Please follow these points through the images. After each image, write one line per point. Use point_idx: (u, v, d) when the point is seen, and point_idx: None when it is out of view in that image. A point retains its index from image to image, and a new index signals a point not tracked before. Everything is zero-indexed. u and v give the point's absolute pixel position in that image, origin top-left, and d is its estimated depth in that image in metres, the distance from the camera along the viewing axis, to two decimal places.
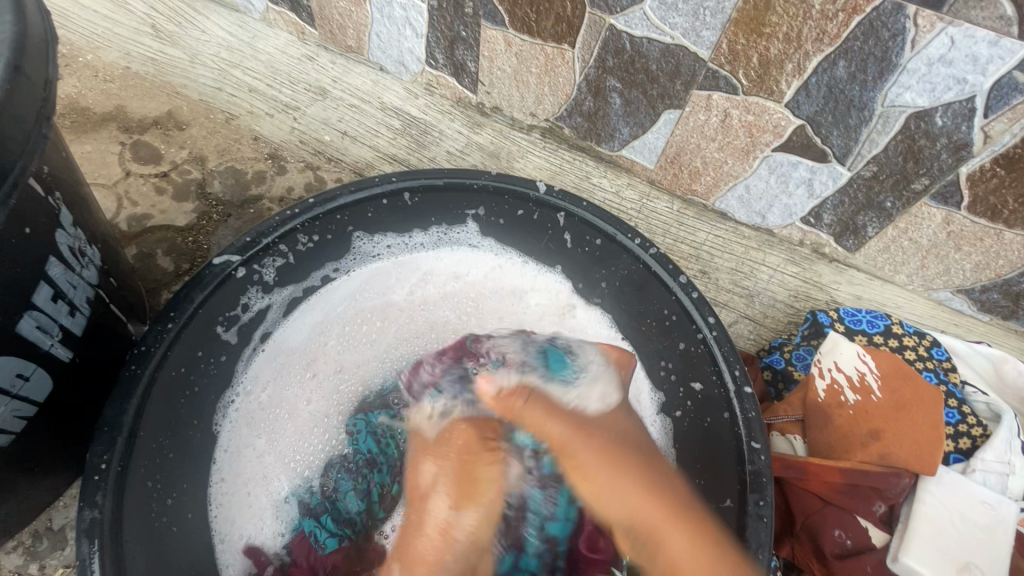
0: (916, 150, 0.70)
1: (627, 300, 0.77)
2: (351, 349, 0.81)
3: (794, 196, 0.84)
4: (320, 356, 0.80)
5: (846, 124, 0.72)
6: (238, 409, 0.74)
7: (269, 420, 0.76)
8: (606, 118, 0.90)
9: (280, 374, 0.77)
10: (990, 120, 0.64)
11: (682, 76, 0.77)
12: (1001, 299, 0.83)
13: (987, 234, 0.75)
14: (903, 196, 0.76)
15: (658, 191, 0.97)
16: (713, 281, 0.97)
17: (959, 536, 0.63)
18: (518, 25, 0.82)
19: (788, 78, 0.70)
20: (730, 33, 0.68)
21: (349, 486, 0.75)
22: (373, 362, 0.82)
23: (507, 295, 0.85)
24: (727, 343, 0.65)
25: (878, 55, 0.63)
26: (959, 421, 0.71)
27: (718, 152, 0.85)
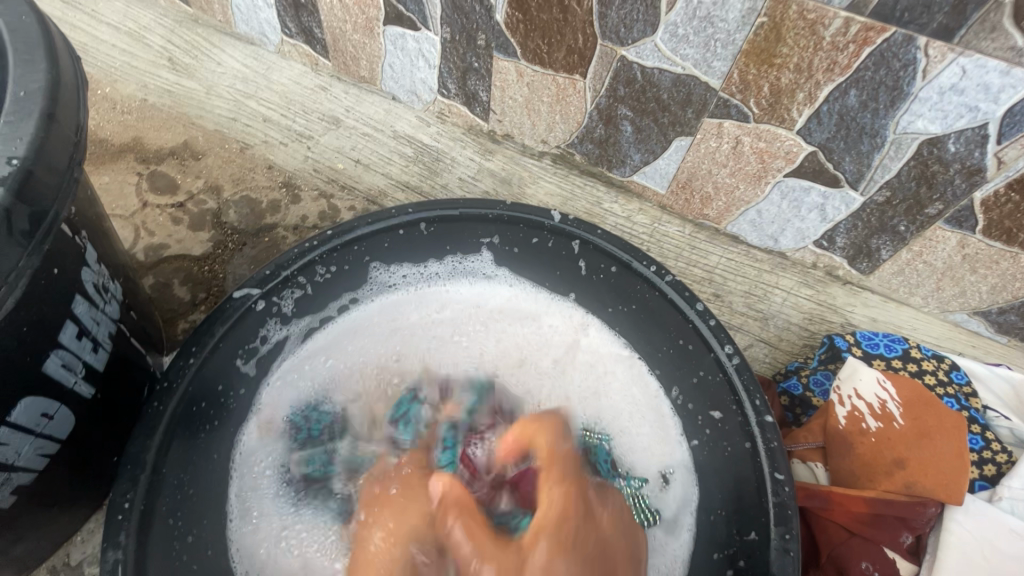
0: (929, 175, 0.71)
1: (641, 327, 0.77)
2: (347, 384, 0.77)
3: (807, 219, 0.85)
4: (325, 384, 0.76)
5: (858, 150, 0.72)
6: (245, 455, 0.71)
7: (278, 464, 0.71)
8: (617, 145, 0.91)
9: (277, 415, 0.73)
10: (1004, 146, 0.64)
11: (693, 105, 0.78)
12: (1019, 321, 0.82)
13: (1003, 257, 0.75)
14: (917, 220, 0.77)
15: (670, 215, 0.97)
16: (727, 306, 0.96)
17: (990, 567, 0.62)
18: (530, 56, 0.84)
19: (799, 107, 0.71)
20: (741, 64, 0.70)
21: None
22: (374, 392, 0.76)
23: (521, 328, 0.83)
24: (747, 371, 0.65)
25: (890, 85, 0.64)
26: (984, 447, 0.70)
27: (729, 178, 0.85)
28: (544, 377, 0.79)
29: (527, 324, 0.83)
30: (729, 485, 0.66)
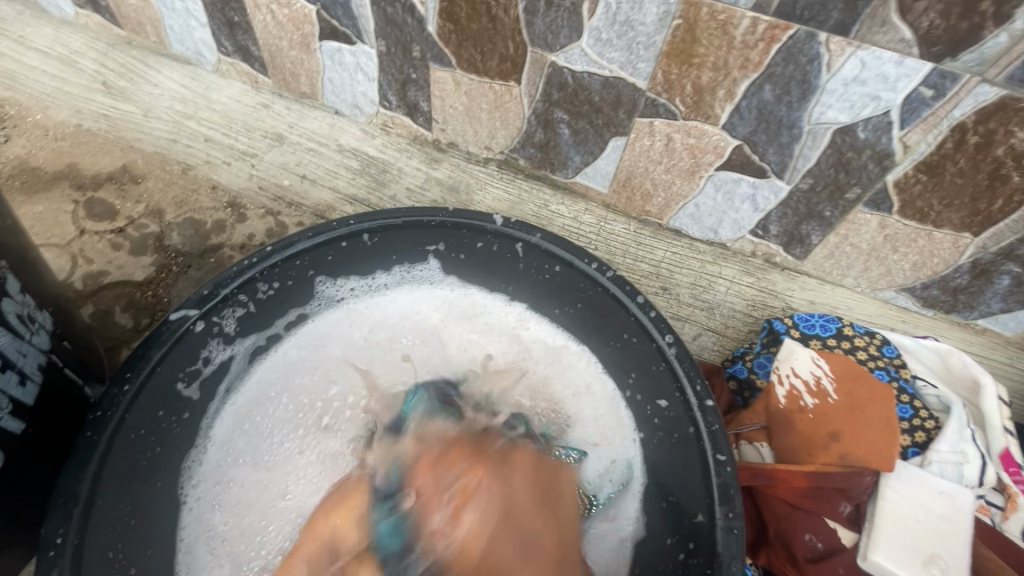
0: (845, 162, 0.75)
1: (588, 323, 0.79)
2: (290, 411, 0.75)
3: (741, 210, 0.88)
4: (272, 397, 0.75)
5: (779, 142, 0.76)
6: (201, 501, 0.69)
7: (231, 479, 0.70)
8: (557, 148, 0.93)
9: (229, 453, 0.72)
10: (906, 132, 0.68)
11: (624, 105, 0.81)
12: (941, 295, 0.87)
13: (919, 236, 0.80)
14: (840, 204, 0.81)
15: (615, 213, 1.00)
16: (673, 298, 0.97)
17: (923, 529, 0.64)
18: (465, 65, 0.86)
19: (721, 103, 0.74)
20: (663, 64, 0.73)
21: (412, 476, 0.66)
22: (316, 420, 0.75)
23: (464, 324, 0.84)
24: (686, 359, 0.67)
25: (799, 78, 0.68)
26: (913, 416, 0.74)
27: (665, 174, 0.88)
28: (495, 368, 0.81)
29: (473, 326, 0.84)
30: (676, 471, 0.68)
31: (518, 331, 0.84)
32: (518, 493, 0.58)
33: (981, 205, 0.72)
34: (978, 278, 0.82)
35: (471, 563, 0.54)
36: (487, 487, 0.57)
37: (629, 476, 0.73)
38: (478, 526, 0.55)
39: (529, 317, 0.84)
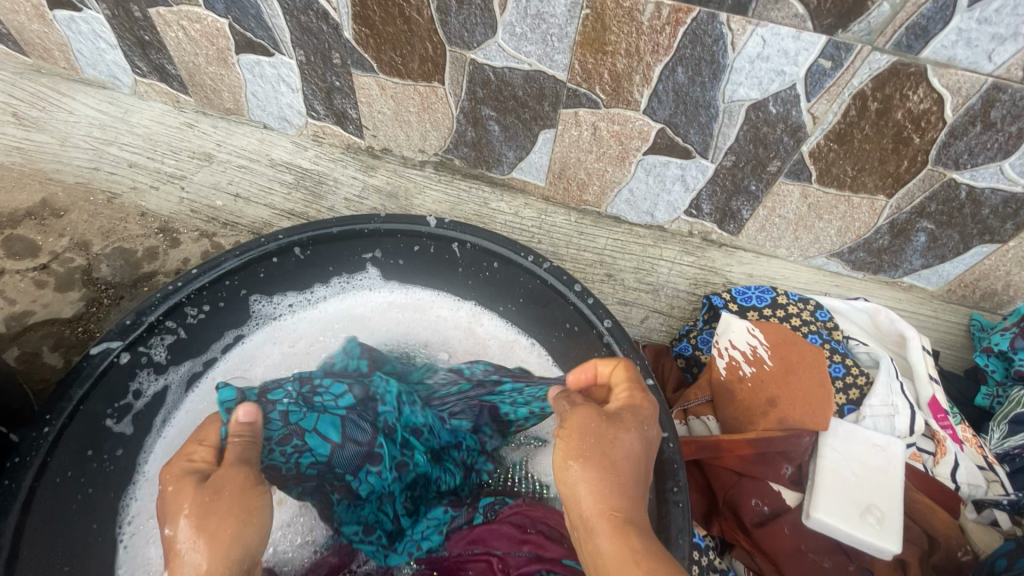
0: (762, 137, 0.77)
1: (532, 317, 0.80)
2: None
3: (673, 192, 0.90)
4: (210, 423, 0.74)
5: (698, 122, 0.78)
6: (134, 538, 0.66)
7: None
8: (490, 145, 0.93)
9: (154, 495, 0.68)
10: (813, 103, 0.71)
11: (547, 97, 0.82)
12: (867, 257, 0.91)
13: (840, 202, 0.83)
14: (763, 177, 0.83)
15: (555, 205, 1.01)
16: (619, 284, 0.99)
17: (861, 482, 0.67)
18: (387, 69, 0.85)
19: (639, 88, 0.76)
20: (579, 54, 0.74)
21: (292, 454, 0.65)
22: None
23: (407, 328, 0.84)
24: (624, 340, 0.69)
25: (708, 59, 0.70)
26: (844, 374, 0.76)
27: (597, 163, 0.90)
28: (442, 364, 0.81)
29: (418, 329, 0.84)
30: None
31: (466, 334, 0.84)
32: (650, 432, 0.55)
33: (890, 167, 0.76)
34: (898, 237, 0.86)
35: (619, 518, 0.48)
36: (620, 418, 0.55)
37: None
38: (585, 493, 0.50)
39: (472, 314, 0.85)
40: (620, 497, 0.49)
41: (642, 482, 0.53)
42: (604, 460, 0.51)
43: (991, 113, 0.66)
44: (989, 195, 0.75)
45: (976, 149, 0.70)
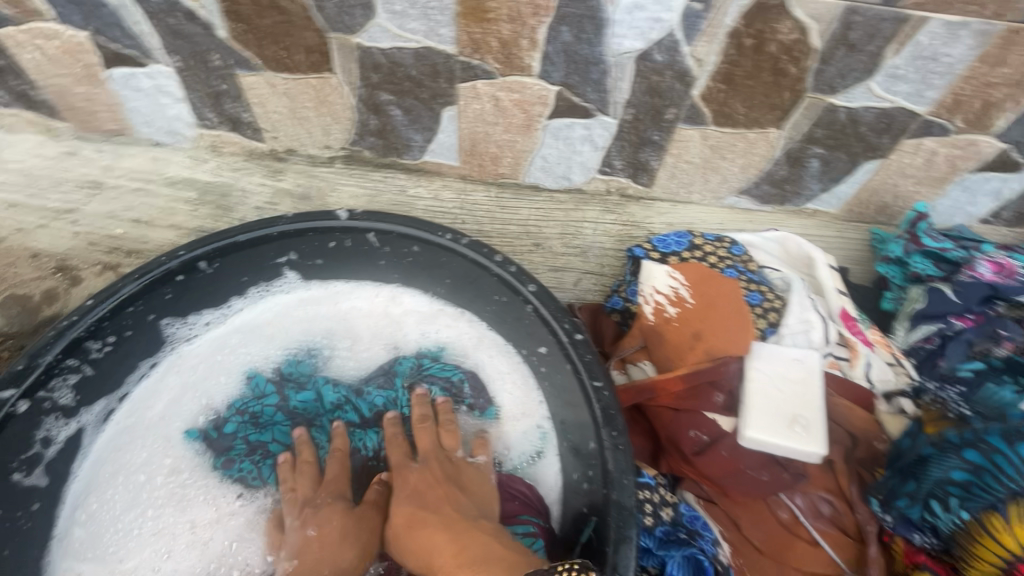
0: (654, 86, 0.79)
1: (461, 294, 0.80)
2: (155, 468, 0.72)
3: (583, 152, 0.92)
4: (133, 458, 0.72)
5: (592, 80, 0.79)
6: None
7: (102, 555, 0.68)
8: (396, 131, 0.92)
9: (81, 547, 0.68)
10: (693, 47, 0.73)
11: (442, 74, 0.81)
12: (772, 189, 0.96)
13: (738, 140, 0.87)
14: (663, 126, 0.86)
15: (473, 182, 1.00)
16: (548, 251, 0.99)
17: (786, 396, 0.70)
18: (272, 65, 0.82)
19: (529, 53, 0.76)
20: (463, 26, 0.73)
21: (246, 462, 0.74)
22: (175, 484, 0.72)
23: (332, 326, 0.82)
24: (550, 301, 0.69)
25: (588, 15, 0.70)
26: (761, 301, 0.78)
27: (505, 134, 0.90)
28: (372, 354, 0.81)
29: (347, 322, 0.82)
30: (568, 410, 0.70)
31: (394, 318, 0.83)
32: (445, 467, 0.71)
33: (774, 99, 0.79)
34: (795, 167, 0.91)
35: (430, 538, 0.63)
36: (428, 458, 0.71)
37: (544, 444, 0.74)
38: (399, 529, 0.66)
39: (401, 301, 0.83)
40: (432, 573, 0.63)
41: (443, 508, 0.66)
42: (406, 549, 0.65)
43: (851, 36, 0.70)
44: (865, 114, 0.80)
45: (845, 72, 0.75)
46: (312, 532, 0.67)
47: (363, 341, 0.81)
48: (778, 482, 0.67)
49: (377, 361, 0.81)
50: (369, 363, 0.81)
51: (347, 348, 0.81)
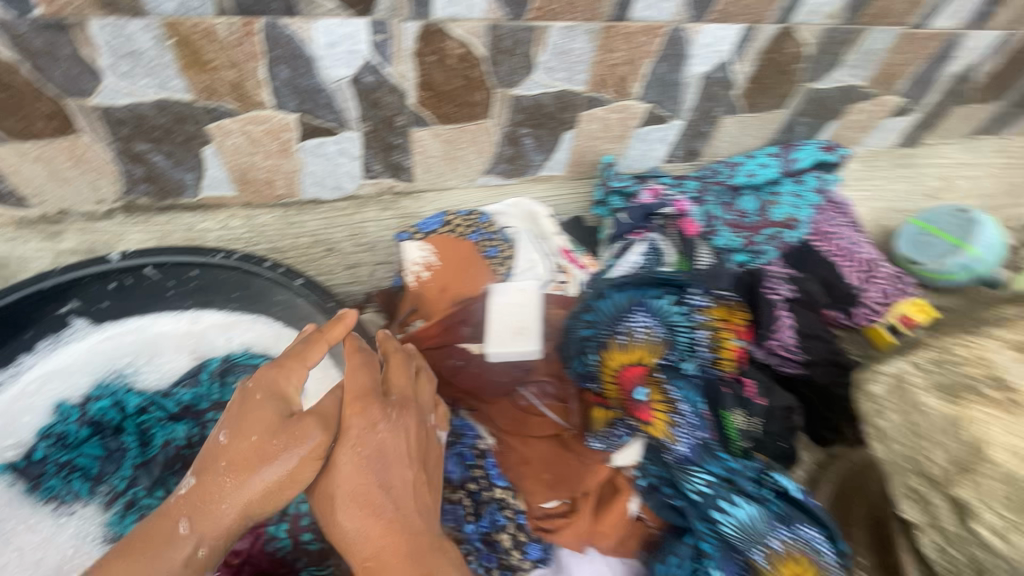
0: (376, 101, 0.98)
1: (250, 303, 0.92)
2: None
3: (344, 164, 1.08)
4: None
5: (323, 104, 0.96)
6: None
7: None
8: (165, 175, 1.01)
9: None
10: (391, 67, 0.93)
11: (188, 119, 0.92)
12: (509, 166, 1.19)
13: (463, 132, 1.09)
14: (399, 131, 1.05)
15: (256, 208, 1.11)
16: (341, 253, 1.15)
17: (515, 317, 0.93)
18: (16, 135, 0.87)
19: (258, 90, 0.91)
20: (190, 76, 0.86)
21: (59, 481, 0.78)
22: None
23: (133, 351, 0.88)
24: (313, 287, 0.86)
25: (295, 54, 0.87)
26: (495, 253, 0.99)
27: (268, 161, 1.03)
28: (177, 364, 0.89)
29: (147, 347, 0.89)
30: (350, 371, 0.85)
31: (195, 335, 0.91)
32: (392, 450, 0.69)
33: (473, 97, 1.02)
34: (516, 145, 1.15)
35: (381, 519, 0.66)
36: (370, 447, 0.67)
37: None
38: (342, 473, 0.66)
39: (198, 319, 0.92)
40: (359, 539, 0.65)
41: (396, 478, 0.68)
42: (336, 499, 0.66)
43: (503, 43, 0.94)
44: (543, 98, 1.06)
45: (512, 70, 0.99)
46: (225, 439, 0.63)
47: (166, 356, 0.89)
48: (515, 379, 0.89)
49: (183, 368, 0.88)
50: (176, 371, 0.88)
51: (151, 365, 0.88)
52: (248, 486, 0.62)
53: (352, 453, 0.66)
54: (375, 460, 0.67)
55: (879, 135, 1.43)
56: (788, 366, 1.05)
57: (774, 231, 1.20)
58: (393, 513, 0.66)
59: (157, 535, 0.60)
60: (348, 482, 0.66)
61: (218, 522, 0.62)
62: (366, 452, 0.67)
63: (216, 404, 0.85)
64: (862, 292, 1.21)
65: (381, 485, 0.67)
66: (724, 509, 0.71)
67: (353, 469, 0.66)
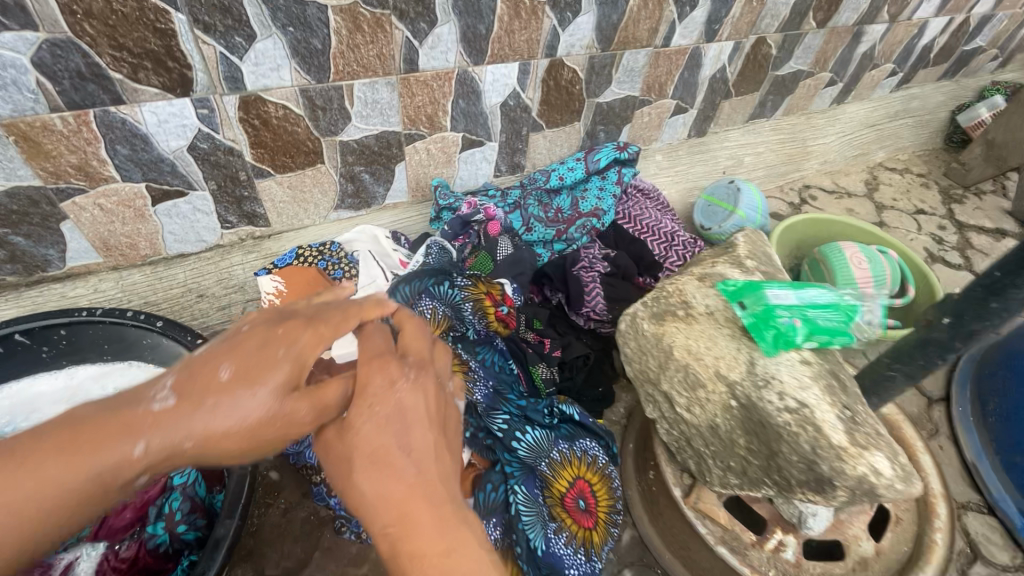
0: (216, 162, 1.14)
1: (122, 351, 1.04)
2: None
3: (200, 219, 1.22)
4: None
5: (167, 171, 1.11)
6: None
7: None
8: (27, 253, 1.11)
9: None
10: (222, 133, 1.10)
11: (42, 201, 1.04)
12: (355, 200, 1.38)
13: (303, 177, 1.27)
14: (245, 185, 1.22)
15: (126, 268, 1.23)
16: (214, 297, 1.34)
17: None
18: None
19: (103, 167, 1.05)
20: (35, 164, 0.99)
21: None
22: None
23: (11, 409, 0.99)
24: (173, 326, 1.00)
25: (130, 133, 1.03)
26: (341, 274, 1.21)
27: (127, 226, 1.16)
28: (57, 414, 1.01)
29: (25, 403, 1.00)
30: None
31: (73, 388, 1.03)
32: (439, 396, 0.65)
33: (303, 147, 1.21)
34: (355, 182, 1.34)
35: (395, 498, 0.55)
36: (402, 402, 0.60)
37: None
38: (363, 437, 0.57)
39: (74, 373, 1.03)
40: (374, 505, 0.55)
41: (421, 452, 0.58)
42: (352, 462, 0.57)
43: (316, 102, 1.14)
44: (367, 140, 1.26)
45: (332, 121, 1.19)
46: (226, 374, 0.54)
47: (44, 409, 1.00)
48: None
49: (63, 416, 1.01)
50: (56, 419, 1.00)
51: (31, 418, 0.99)
52: (210, 421, 0.52)
53: (376, 420, 0.58)
54: (395, 430, 0.58)
55: (670, 131, 1.72)
56: (604, 325, 1.32)
57: (585, 220, 1.45)
58: (414, 477, 0.57)
59: (81, 451, 0.50)
60: (391, 440, 0.58)
61: (172, 454, 0.52)
62: (382, 417, 0.59)
63: None
64: (665, 258, 1.47)
65: (407, 465, 0.57)
66: (518, 437, 0.96)
67: (383, 429, 0.58)
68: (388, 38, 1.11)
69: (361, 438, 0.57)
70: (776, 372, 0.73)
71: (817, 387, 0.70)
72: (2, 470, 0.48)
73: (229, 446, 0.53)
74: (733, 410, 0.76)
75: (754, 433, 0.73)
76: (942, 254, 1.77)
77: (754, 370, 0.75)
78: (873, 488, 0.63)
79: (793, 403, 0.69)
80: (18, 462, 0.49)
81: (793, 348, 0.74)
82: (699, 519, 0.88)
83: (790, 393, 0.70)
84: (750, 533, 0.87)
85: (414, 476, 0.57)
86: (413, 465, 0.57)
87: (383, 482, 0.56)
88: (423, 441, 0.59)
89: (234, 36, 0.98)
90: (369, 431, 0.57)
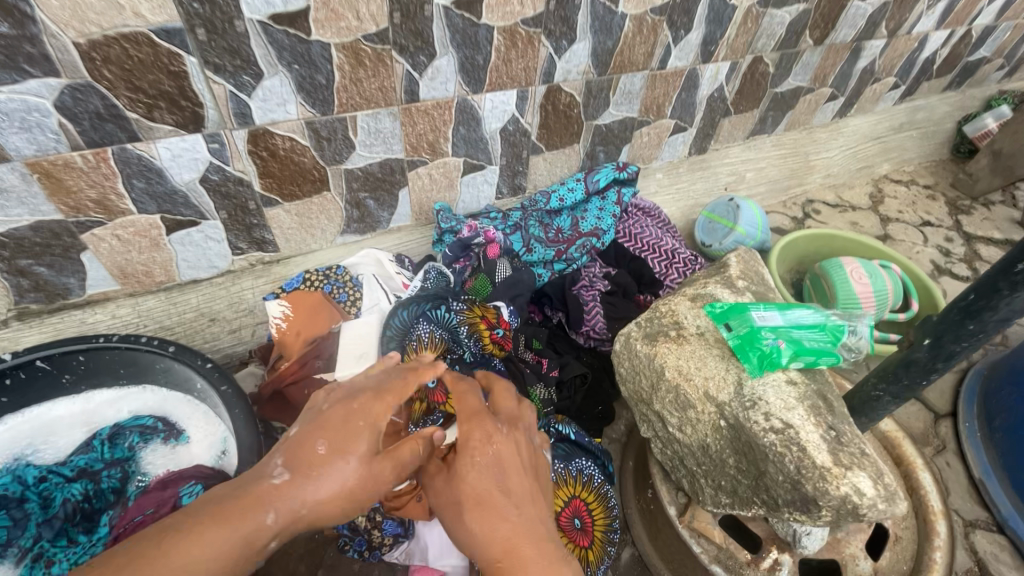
0: (227, 192, 1.20)
1: (137, 376, 1.09)
2: None
3: (211, 247, 1.28)
4: None
5: (181, 202, 1.17)
6: None
7: None
8: (49, 283, 1.16)
9: None
10: (231, 165, 1.16)
11: (63, 233, 1.10)
12: (360, 224, 1.43)
13: (310, 204, 1.31)
14: (254, 213, 1.26)
15: (142, 295, 1.28)
16: (226, 320, 1.40)
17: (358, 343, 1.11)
18: None
19: (121, 200, 1.11)
20: (57, 199, 1.05)
21: None
22: None
23: (32, 434, 1.04)
24: (184, 350, 1.04)
25: (146, 168, 1.08)
26: (346, 299, 1.24)
27: (143, 255, 1.21)
28: (75, 438, 1.06)
29: (45, 428, 1.05)
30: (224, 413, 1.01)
31: (90, 411, 1.08)
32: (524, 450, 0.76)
33: (309, 176, 1.26)
34: (360, 207, 1.39)
35: (508, 543, 0.65)
36: (496, 455, 0.72)
37: (227, 444, 1.05)
38: (471, 487, 0.68)
39: (92, 398, 1.09)
40: (485, 543, 0.65)
41: (514, 497, 0.69)
42: (461, 506, 0.68)
43: (322, 133, 1.19)
44: (371, 167, 1.31)
45: (337, 151, 1.24)
46: (322, 450, 0.67)
47: (64, 433, 1.06)
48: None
49: (81, 440, 1.06)
50: (75, 442, 1.05)
51: (51, 442, 1.04)
52: (331, 483, 0.65)
53: (478, 472, 0.70)
54: (492, 478, 0.70)
55: (670, 150, 1.75)
56: (604, 344, 1.33)
57: (585, 240, 1.47)
58: (516, 517, 0.67)
59: (246, 509, 0.61)
60: (490, 490, 0.69)
61: (299, 516, 0.63)
62: (481, 469, 0.70)
63: (110, 462, 1.01)
64: (666, 276, 1.51)
65: (505, 510, 0.67)
66: None
67: (482, 479, 0.69)
68: (390, 71, 1.15)
69: (468, 488, 0.69)
70: (763, 394, 0.73)
71: (803, 408, 0.71)
72: (158, 541, 0.57)
73: (341, 505, 0.66)
74: (722, 429, 0.77)
75: (742, 453, 0.74)
76: (949, 267, 1.75)
77: (742, 391, 0.75)
78: (855, 508, 0.63)
79: (778, 424, 0.70)
80: (133, 554, 0.56)
81: (776, 368, 0.75)
82: (695, 538, 0.88)
83: (776, 414, 0.71)
84: (745, 551, 0.87)
85: (518, 523, 0.67)
86: (516, 512, 0.68)
87: (491, 525, 0.66)
88: (515, 488, 0.70)
89: (242, 75, 1.03)
90: (472, 481, 0.69)
